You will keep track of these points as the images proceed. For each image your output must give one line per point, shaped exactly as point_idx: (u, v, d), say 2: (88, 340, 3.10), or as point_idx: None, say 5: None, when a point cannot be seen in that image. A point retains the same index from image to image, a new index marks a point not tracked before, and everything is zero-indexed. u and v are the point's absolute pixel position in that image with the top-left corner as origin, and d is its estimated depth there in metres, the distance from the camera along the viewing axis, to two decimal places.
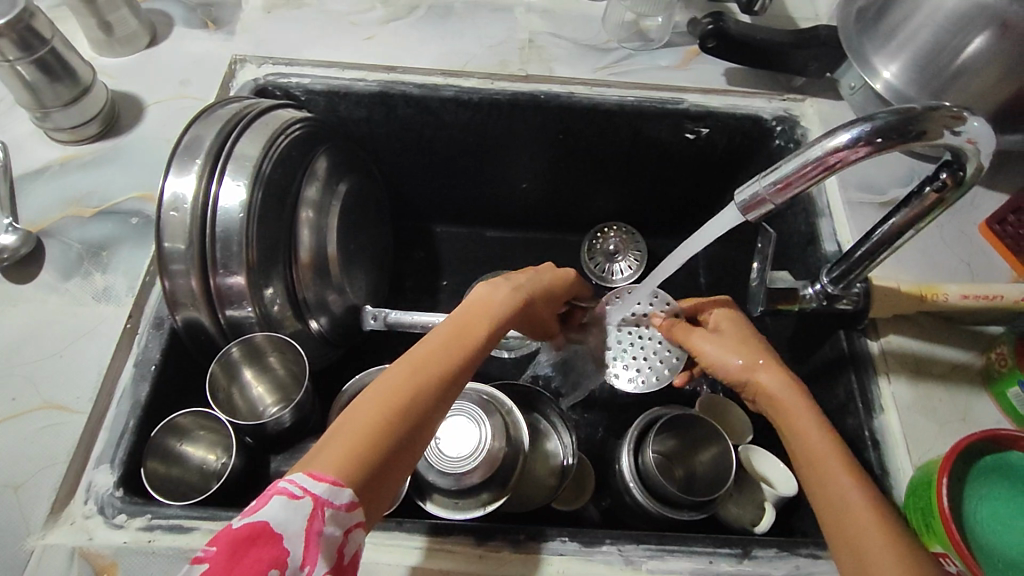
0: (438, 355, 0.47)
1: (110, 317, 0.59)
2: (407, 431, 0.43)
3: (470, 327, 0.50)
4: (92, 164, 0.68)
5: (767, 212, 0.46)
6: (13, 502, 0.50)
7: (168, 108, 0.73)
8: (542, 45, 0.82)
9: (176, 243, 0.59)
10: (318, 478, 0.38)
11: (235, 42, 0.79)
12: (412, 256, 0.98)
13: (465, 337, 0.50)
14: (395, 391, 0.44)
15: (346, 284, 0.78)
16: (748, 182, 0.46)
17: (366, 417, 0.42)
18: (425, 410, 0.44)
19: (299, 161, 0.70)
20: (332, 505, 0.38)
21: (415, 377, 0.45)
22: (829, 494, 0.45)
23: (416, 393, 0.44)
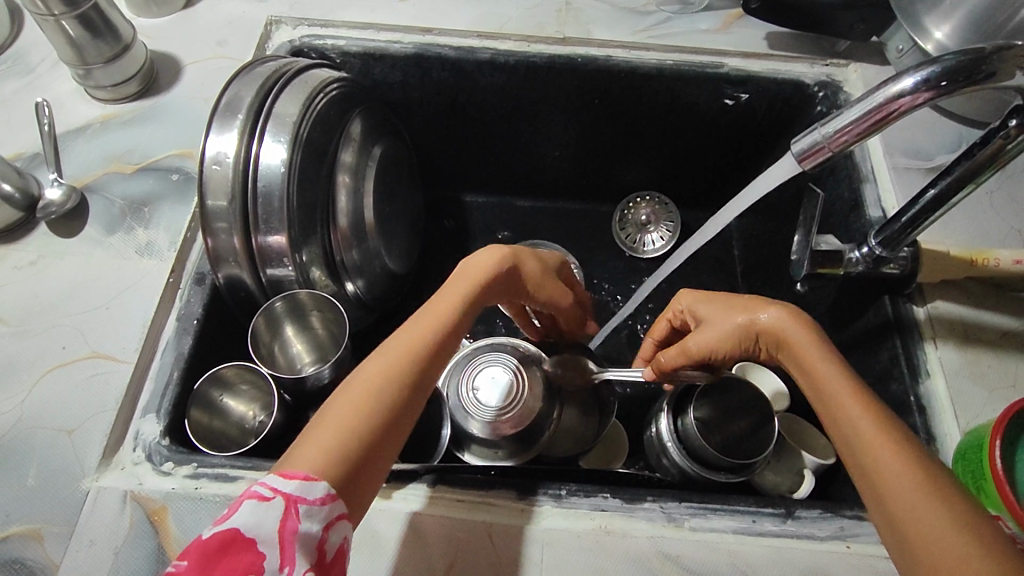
0: (411, 341, 0.46)
1: (153, 272, 0.60)
2: (387, 419, 0.42)
3: (444, 304, 0.50)
4: (133, 122, 0.68)
5: (825, 162, 0.45)
6: (65, 446, 0.51)
7: (206, 69, 0.73)
8: (579, 8, 0.80)
9: (218, 201, 0.60)
10: (294, 477, 0.38)
11: (270, 4, 0.79)
12: (441, 225, 0.97)
13: (438, 314, 0.49)
14: (372, 381, 0.43)
15: (381, 249, 0.78)
16: (806, 133, 0.45)
17: (343, 414, 0.41)
18: (402, 392, 0.43)
19: (336, 121, 0.70)
20: (304, 502, 0.37)
21: (393, 365, 0.44)
22: (849, 431, 0.44)
23: (391, 378, 0.43)
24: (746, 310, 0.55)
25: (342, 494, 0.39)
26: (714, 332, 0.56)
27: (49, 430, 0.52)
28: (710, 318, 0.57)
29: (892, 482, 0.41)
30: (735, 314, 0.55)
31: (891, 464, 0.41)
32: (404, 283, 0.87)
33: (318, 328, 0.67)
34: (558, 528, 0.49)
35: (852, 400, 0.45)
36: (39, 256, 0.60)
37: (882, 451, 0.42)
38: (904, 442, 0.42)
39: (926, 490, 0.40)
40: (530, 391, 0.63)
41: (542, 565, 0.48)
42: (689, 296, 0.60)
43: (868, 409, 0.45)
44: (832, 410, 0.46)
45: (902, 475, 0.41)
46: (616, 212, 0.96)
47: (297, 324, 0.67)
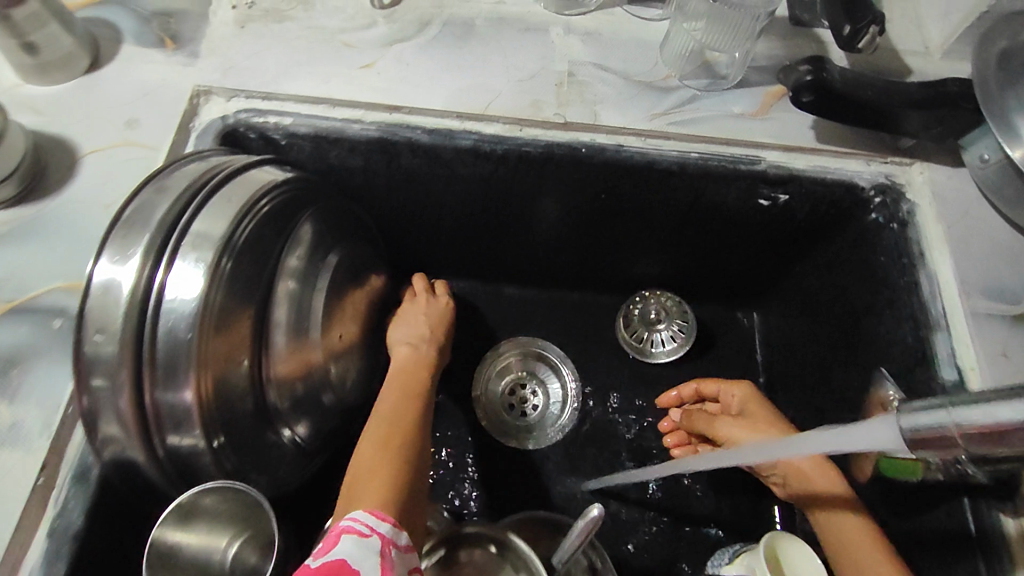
0: (393, 407, 0.61)
1: (15, 469, 0.47)
2: (414, 458, 0.56)
3: (418, 376, 0.66)
4: (8, 238, 0.53)
5: (953, 453, 0.32)
6: None
7: (108, 161, 0.57)
8: (584, 80, 0.65)
9: (101, 354, 0.46)
10: (375, 516, 0.46)
11: (198, 68, 0.63)
12: None
13: (411, 386, 0.64)
14: (390, 444, 0.56)
15: (331, 373, 0.64)
16: (924, 407, 0.33)
17: (381, 472, 0.52)
18: (411, 442, 0.57)
19: (276, 234, 0.56)
20: (395, 544, 0.45)
21: (393, 433, 0.57)
22: None
23: (398, 437, 0.57)
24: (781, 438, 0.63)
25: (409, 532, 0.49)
26: (755, 432, 0.65)
27: None
28: (750, 417, 0.67)
29: None
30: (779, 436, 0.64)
31: None
32: (366, 402, 0.73)
33: (220, 507, 0.50)
34: None
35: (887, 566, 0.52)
36: None
37: None
38: None
39: None
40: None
41: None
42: (745, 391, 0.68)
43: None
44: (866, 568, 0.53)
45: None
46: (623, 307, 0.82)
47: (191, 526, 0.49)
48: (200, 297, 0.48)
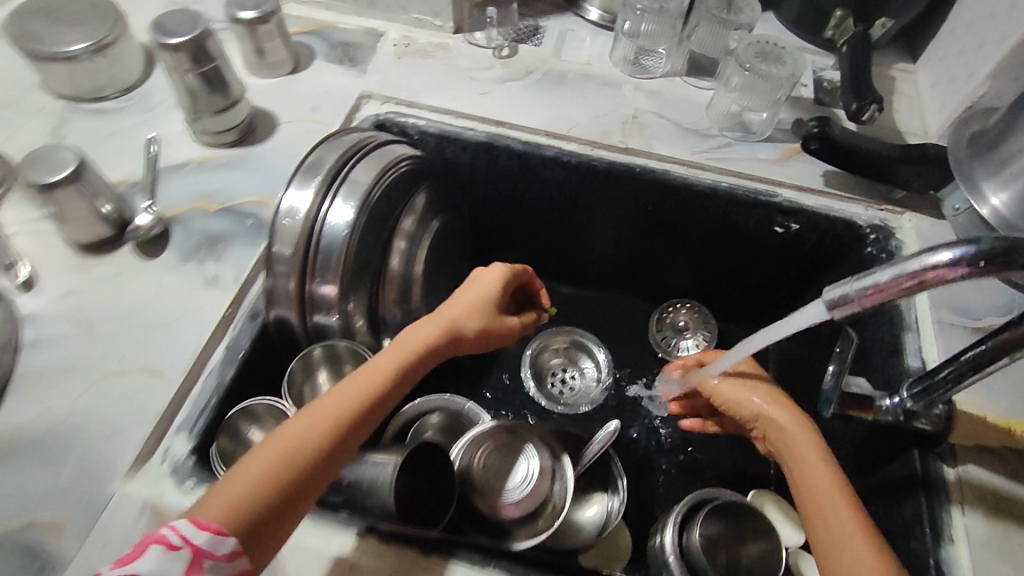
0: (379, 371, 0.54)
1: (213, 302, 0.65)
2: (311, 469, 0.47)
3: (383, 362, 0.55)
4: (225, 166, 0.76)
5: (854, 313, 0.46)
6: (102, 450, 0.55)
7: (298, 128, 0.81)
8: (644, 122, 0.86)
9: (287, 236, 0.66)
10: (200, 523, 0.42)
11: (365, 80, 0.87)
12: None
13: (374, 373, 0.54)
14: (291, 438, 0.47)
15: (423, 308, 0.82)
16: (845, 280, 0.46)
17: (256, 462, 0.45)
18: (316, 454, 0.47)
19: (403, 193, 0.76)
20: (210, 557, 0.41)
21: (308, 426, 0.48)
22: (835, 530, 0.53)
23: (311, 435, 0.48)
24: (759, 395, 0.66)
25: (246, 552, 0.43)
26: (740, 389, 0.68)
27: (89, 434, 0.55)
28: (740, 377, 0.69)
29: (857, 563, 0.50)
30: (754, 373, 0.70)
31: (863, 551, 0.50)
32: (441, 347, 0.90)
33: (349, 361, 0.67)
34: None
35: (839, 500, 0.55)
36: (116, 272, 0.66)
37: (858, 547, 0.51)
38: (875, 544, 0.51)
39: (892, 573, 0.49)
40: (535, 459, 0.64)
41: None
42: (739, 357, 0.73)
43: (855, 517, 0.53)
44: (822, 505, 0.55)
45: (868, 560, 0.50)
46: (653, 313, 0.98)
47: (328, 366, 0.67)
48: (349, 224, 0.67)
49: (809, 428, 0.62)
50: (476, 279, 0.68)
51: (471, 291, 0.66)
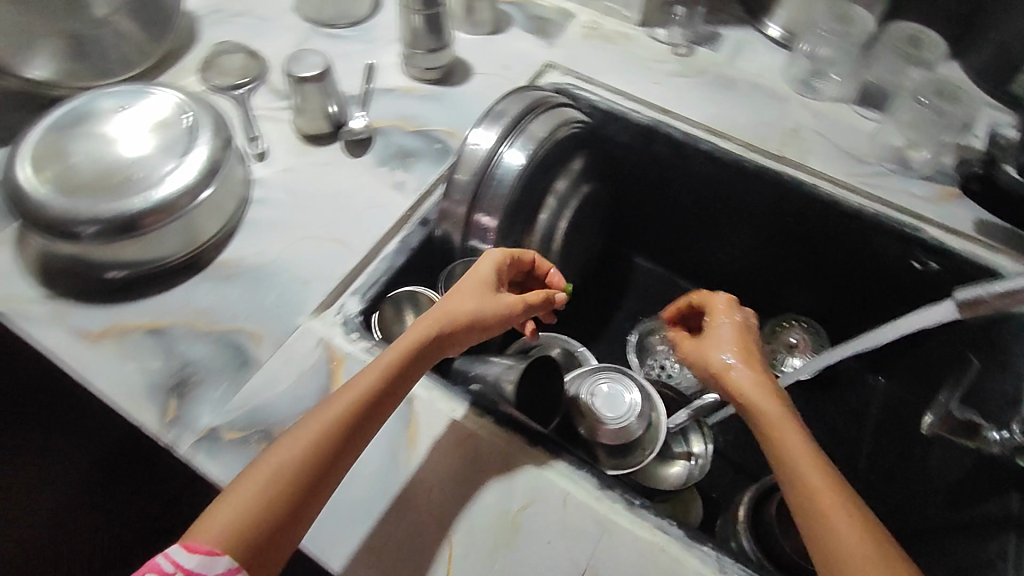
0: (364, 386, 0.53)
1: (397, 201, 0.76)
2: (304, 484, 0.49)
3: (373, 372, 0.54)
4: (424, 98, 0.88)
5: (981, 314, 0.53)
6: (299, 290, 0.66)
7: (489, 80, 0.91)
8: (803, 137, 0.89)
9: (467, 165, 0.76)
10: (191, 551, 0.45)
11: (552, 51, 0.97)
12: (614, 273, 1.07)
13: (362, 384, 0.53)
14: (280, 463, 0.49)
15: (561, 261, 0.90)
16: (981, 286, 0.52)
17: (246, 490, 0.48)
18: (303, 475, 0.49)
19: (566, 153, 0.85)
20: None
21: (294, 450, 0.50)
22: (815, 509, 0.49)
23: (296, 459, 0.49)
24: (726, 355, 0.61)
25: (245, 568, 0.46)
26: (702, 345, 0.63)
27: (291, 276, 0.67)
28: (713, 337, 0.64)
29: (848, 552, 0.47)
30: (737, 334, 0.63)
31: (849, 537, 0.47)
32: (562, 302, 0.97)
33: None
34: (626, 532, 0.53)
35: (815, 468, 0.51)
36: (327, 161, 0.79)
37: (839, 530, 0.47)
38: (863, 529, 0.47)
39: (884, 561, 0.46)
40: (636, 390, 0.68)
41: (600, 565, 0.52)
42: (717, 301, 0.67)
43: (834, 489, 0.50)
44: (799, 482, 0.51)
45: (853, 531, 0.47)
46: (767, 323, 1.00)
47: None
48: (519, 167, 0.77)
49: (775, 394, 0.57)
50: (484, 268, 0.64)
51: (475, 286, 0.62)
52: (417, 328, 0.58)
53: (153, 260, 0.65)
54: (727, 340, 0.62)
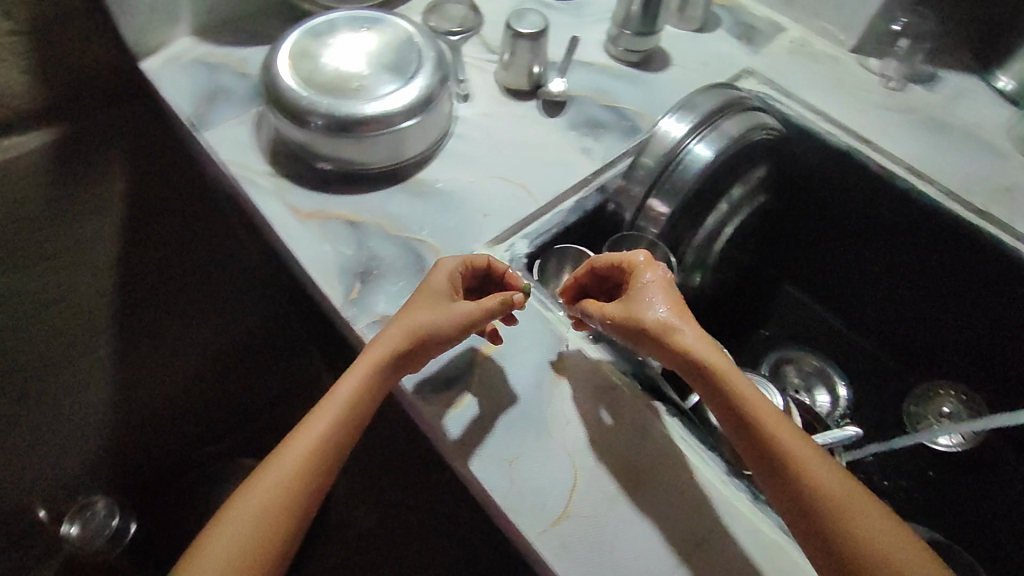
0: (336, 407, 0.55)
1: (580, 165, 0.80)
2: (303, 498, 0.51)
3: (337, 396, 0.55)
4: (622, 78, 0.91)
5: None
6: (478, 222, 0.73)
7: (686, 74, 0.93)
8: (1015, 197, 0.82)
9: (654, 149, 0.78)
10: None
11: (755, 59, 0.96)
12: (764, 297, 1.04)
13: (332, 407, 0.55)
14: (267, 490, 0.50)
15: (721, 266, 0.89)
16: None
17: (241, 517, 0.49)
18: (292, 488, 0.51)
19: (750, 160, 0.84)
20: None
21: (279, 473, 0.51)
22: (823, 499, 0.47)
23: (286, 481, 0.51)
24: (663, 326, 0.56)
25: None
26: (630, 308, 0.58)
27: (474, 210, 0.74)
28: (640, 297, 0.58)
29: (873, 542, 0.45)
30: (671, 296, 0.58)
31: (869, 523, 0.46)
32: (719, 307, 0.95)
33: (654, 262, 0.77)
34: (748, 522, 0.53)
35: (806, 448, 0.50)
36: (522, 116, 0.85)
37: (852, 518, 0.46)
38: (873, 509, 0.47)
39: (905, 547, 0.46)
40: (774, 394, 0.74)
41: (715, 543, 0.52)
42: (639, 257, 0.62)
43: (833, 472, 0.49)
44: (800, 473, 0.49)
45: (838, 482, 0.48)
46: (915, 384, 0.95)
47: None
48: (705, 163, 0.77)
49: (731, 368, 0.54)
50: (443, 284, 0.61)
51: (430, 298, 0.60)
52: (374, 347, 0.57)
53: (366, 163, 0.75)
54: (660, 306, 0.57)
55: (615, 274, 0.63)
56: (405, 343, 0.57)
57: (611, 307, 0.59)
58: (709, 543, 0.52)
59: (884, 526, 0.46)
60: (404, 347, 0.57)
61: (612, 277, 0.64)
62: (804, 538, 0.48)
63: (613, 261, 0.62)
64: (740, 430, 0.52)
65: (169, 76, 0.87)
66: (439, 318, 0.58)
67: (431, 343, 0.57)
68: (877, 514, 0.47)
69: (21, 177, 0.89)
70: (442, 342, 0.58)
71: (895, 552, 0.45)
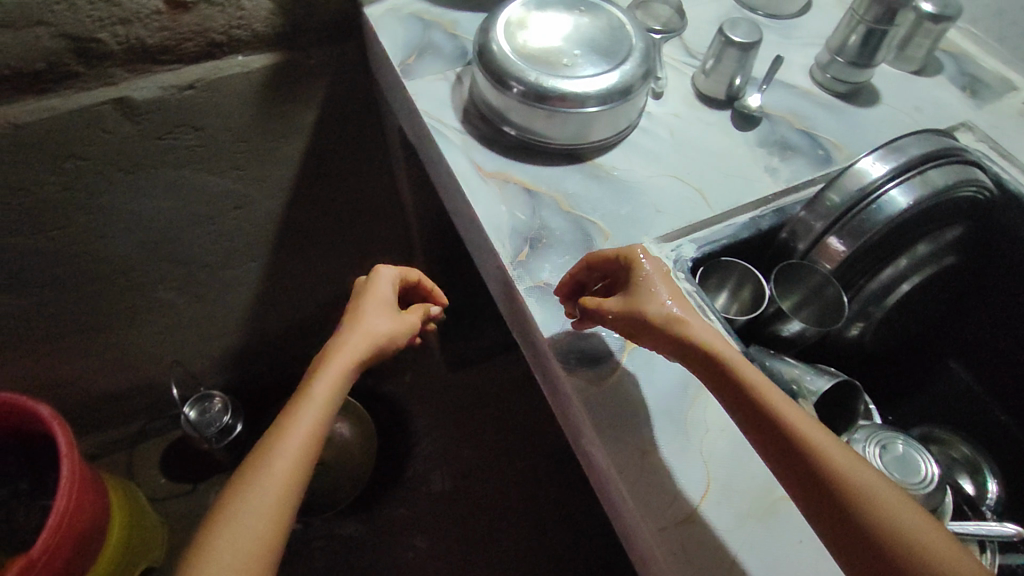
0: (321, 390, 0.61)
1: (764, 183, 0.78)
2: (310, 461, 0.58)
3: (324, 380, 0.61)
4: (823, 106, 0.88)
5: None
6: (650, 216, 0.73)
7: (894, 115, 0.87)
8: None
9: (847, 182, 0.73)
10: (237, 537, 0.52)
11: (975, 112, 0.88)
12: (917, 367, 0.96)
13: (320, 389, 0.61)
14: (276, 460, 0.56)
15: (886, 321, 0.83)
16: None
17: (259, 481, 0.55)
18: (302, 452, 0.57)
19: (947, 217, 0.77)
20: (263, 543, 0.52)
21: (283, 444, 0.57)
22: (862, 504, 0.46)
23: (292, 449, 0.57)
24: (667, 319, 0.56)
25: (286, 527, 0.55)
26: (634, 300, 0.58)
27: (648, 203, 0.74)
28: (640, 286, 0.59)
29: (923, 547, 0.45)
30: (666, 285, 0.59)
31: (910, 524, 0.46)
32: (868, 363, 0.89)
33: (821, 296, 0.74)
34: None
35: (833, 447, 0.49)
36: (712, 123, 0.84)
37: (896, 522, 0.46)
38: (909, 506, 0.47)
39: (949, 548, 0.45)
40: (934, 464, 0.65)
41: None
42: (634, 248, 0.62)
43: (863, 469, 0.48)
44: (837, 477, 0.47)
45: (850, 459, 0.48)
46: None
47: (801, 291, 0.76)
48: (898, 208, 0.71)
49: (740, 361, 0.54)
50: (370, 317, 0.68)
51: (370, 319, 0.68)
52: (353, 337, 0.65)
53: (550, 137, 0.77)
54: (657, 297, 0.58)
55: (613, 268, 0.63)
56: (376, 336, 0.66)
57: (617, 301, 0.59)
58: None
59: (925, 527, 0.46)
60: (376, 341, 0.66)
61: (609, 272, 0.63)
62: (822, 520, 0.47)
63: (611, 253, 0.63)
64: (762, 436, 0.51)
65: (385, 24, 0.93)
66: (394, 323, 0.69)
67: (394, 338, 0.68)
68: (894, 491, 0.47)
69: (239, 92, 0.96)
70: (395, 340, 0.69)
71: (943, 555, 0.44)
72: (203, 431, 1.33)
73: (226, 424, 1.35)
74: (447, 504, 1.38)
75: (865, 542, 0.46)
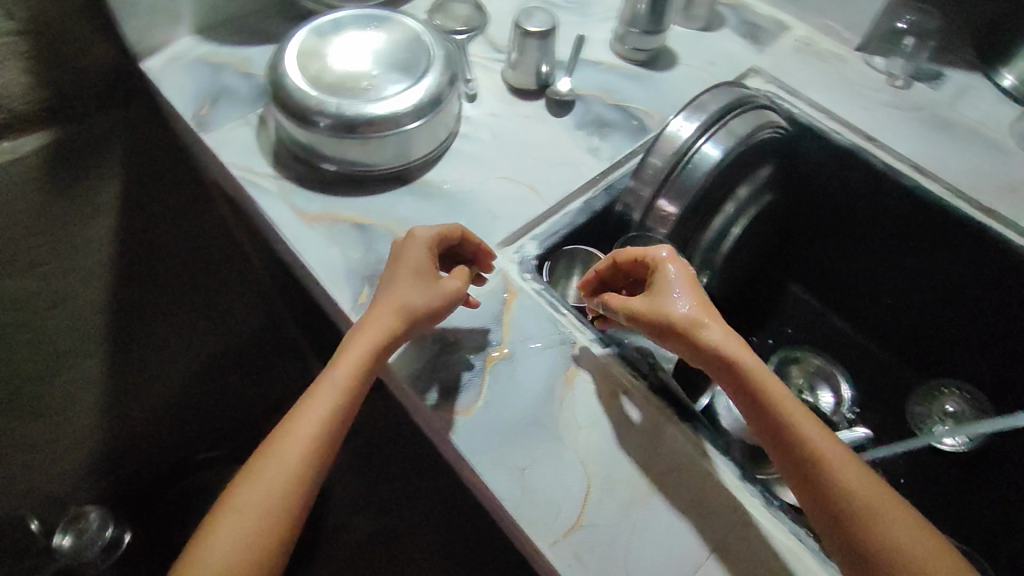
0: (340, 379, 0.56)
1: (590, 165, 0.80)
2: (315, 462, 0.54)
3: (345, 368, 0.57)
4: (628, 77, 0.91)
5: None
6: (489, 223, 0.73)
7: (693, 73, 0.92)
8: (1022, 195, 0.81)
9: (664, 148, 0.76)
10: (231, 543, 0.50)
11: (759, 57, 0.96)
12: (766, 296, 1.03)
13: (339, 381, 0.56)
14: (282, 461, 0.53)
15: (727, 265, 0.88)
16: None
17: (262, 484, 0.52)
18: (309, 453, 0.54)
19: (756, 160, 0.83)
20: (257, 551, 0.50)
21: (291, 443, 0.54)
22: (851, 497, 0.49)
23: (300, 447, 0.54)
24: (690, 322, 0.57)
25: (288, 533, 0.52)
26: (656, 302, 0.59)
27: (484, 210, 0.74)
28: (661, 291, 0.60)
29: (905, 544, 0.47)
30: (694, 292, 0.60)
31: (900, 521, 0.48)
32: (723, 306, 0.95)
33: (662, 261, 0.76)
34: (761, 527, 0.53)
35: (838, 449, 0.52)
36: (529, 116, 0.84)
37: (885, 517, 0.48)
38: (900, 506, 0.49)
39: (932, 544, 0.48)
40: None
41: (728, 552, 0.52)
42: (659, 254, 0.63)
43: (863, 472, 0.51)
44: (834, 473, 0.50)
45: (853, 466, 0.51)
46: (918, 385, 0.93)
47: None
48: (716, 161, 0.75)
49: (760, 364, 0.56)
50: (397, 289, 0.60)
51: (398, 290, 0.60)
52: (384, 311, 0.59)
53: (372, 165, 0.74)
54: (677, 301, 0.59)
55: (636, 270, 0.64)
56: (404, 310, 0.59)
57: (637, 301, 0.60)
58: (725, 551, 0.52)
59: (914, 526, 0.49)
60: (404, 317, 0.59)
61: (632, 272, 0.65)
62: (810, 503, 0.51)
63: (633, 257, 0.63)
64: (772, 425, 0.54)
65: (168, 76, 0.86)
66: (428, 290, 0.60)
67: (424, 312, 0.60)
68: (885, 490, 0.50)
69: (15, 182, 0.85)
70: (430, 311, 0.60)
71: (925, 551, 0.47)
72: (83, 556, 1.13)
73: (111, 538, 1.18)
74: (372, 550, 1.32)
75: (851, 527, 0.49)
